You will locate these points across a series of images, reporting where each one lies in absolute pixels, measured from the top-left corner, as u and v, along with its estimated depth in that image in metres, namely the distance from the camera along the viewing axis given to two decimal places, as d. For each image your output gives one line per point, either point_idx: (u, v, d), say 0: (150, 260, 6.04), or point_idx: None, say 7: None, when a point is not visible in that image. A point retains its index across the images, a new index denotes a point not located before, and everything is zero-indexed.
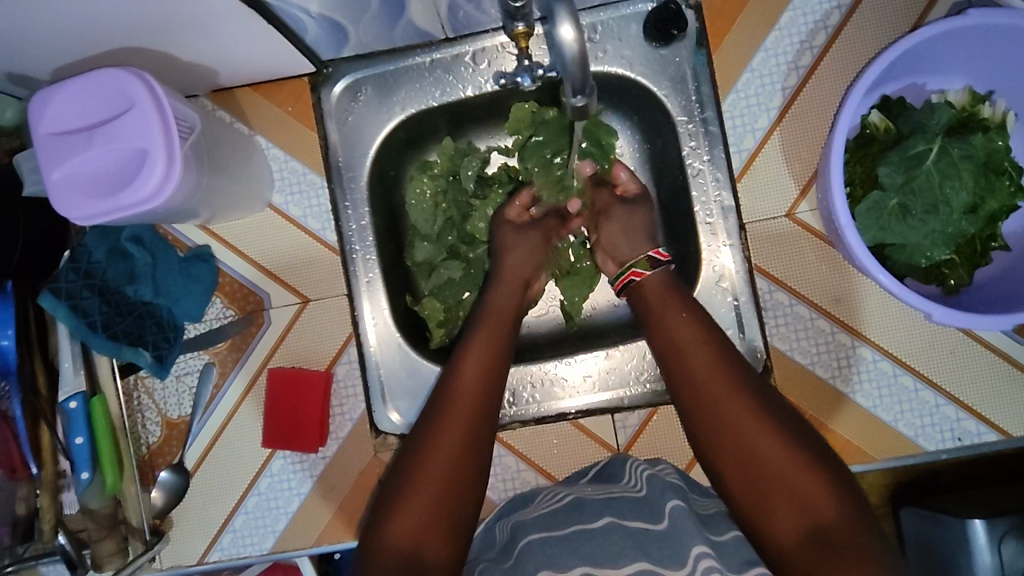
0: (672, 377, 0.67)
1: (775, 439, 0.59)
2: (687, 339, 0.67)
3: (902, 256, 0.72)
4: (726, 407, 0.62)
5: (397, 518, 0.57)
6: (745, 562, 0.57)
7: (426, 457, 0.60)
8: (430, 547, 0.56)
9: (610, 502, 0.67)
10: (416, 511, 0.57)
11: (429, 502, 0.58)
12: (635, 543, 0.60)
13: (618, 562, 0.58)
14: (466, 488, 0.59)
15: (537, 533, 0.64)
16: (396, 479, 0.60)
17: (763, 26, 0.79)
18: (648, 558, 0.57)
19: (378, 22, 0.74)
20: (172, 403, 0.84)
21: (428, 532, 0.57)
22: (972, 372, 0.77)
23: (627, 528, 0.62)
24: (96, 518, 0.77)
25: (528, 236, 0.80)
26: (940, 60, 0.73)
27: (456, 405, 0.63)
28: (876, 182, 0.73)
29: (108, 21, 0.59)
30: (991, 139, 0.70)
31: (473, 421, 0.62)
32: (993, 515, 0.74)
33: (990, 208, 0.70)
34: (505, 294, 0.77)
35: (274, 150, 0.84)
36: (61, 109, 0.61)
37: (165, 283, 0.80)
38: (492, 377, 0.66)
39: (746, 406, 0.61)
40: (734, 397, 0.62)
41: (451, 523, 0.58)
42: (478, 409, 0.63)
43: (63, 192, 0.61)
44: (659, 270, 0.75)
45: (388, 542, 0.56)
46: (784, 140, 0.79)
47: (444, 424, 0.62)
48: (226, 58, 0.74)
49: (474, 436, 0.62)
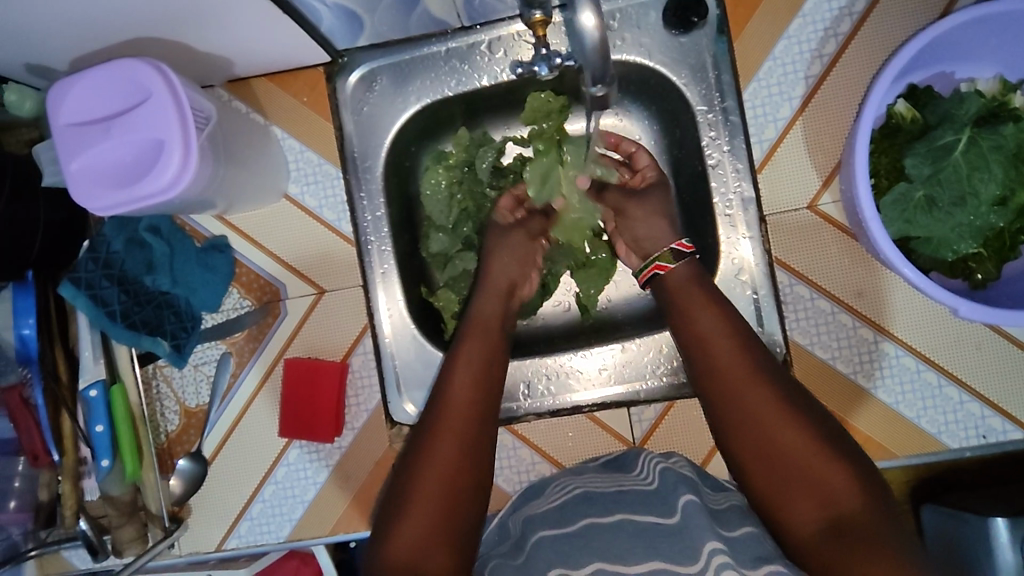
0: (695, 371, 0.66)
1: (797, 428, 0.59)
2: (707, 333, 0.66)
3: (927, 250, 0.70)
4: (745, 400, 0.61)
5: (402, 520, 0.59)
6: (756, 558, 0.56)
7: (429, 459, 0.62)
8: (433, 550, 0.57)
9: (621, 497, 0.66)
10: (422, 512, 0.59)
11: (434, 505, 0.59)
12: (647, 541, 0.59)
13: (630, 559, 0.57)
14: (468, 487, 0.61)
15: (548, 530, 0.64)
16: (401, 483, 0.62)
17: (786, 14, 0.77)
18: (661, 557, 0.57)
19: (394, 10, 0.73)
20: (190, 392, 0.84)
21: (437, 530, 0.58)
22: (998, 367, 0.75)
23: (638, 525, 0.61)
24: (116, 504, 0.79)
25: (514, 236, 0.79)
26: (971, 47, 0.70)
27: (454, 407, 0.65)
28: (901, 173, 0.71)
29: (124, 12, 0.59)
30: (1022, 129, 0.67)
31: (471, 426, 0.64)
32: (1018, 515, 0.72)
33: (1020, 201, 0.68)
34: (496, 293, 0.76)
35: (290, 140, 0.84)
36: (78, 100, 0.61)
37: (183, 274, 0.80)
38: (487, 382, 0.68)
39: (769, 399, 0.61)
40: (755, 390, 0.61)
41: (457, 523, 0.60)
42: (480, 402, 0.66)
43: (82, 184, 0.61)
44: (683, 262, 0.72)
45: (395, 540, 0.58)
46: (807, 130, 0.78)
47: (447, 421, 0.64)
48: (242, 48, 0.73)
49: (476, 448, 0.63)
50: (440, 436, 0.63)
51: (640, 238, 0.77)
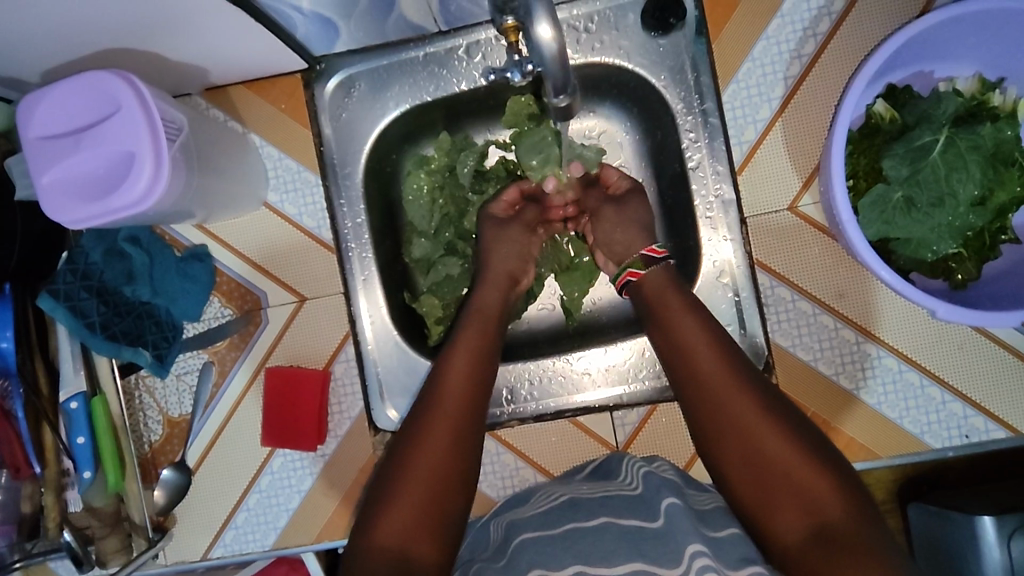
0: (678, 382, 0.66)
1: (781, 438, 0.59)
2: (694, 342, 0.65)
3: (907, 250, 0.70)
4: (731, 410, 0.61)
5: (388, 512, 0.58)
6: (741, 559, 0.56)
7: (417, 455, 0.61)
8: (416, 545, 0.57)
9: (605, 501, 0.66)
10: (407, 506, 0.59)
11: (420, 500, 0.59)
12: (631, 543, 0.59)
13: (613, 560, 0.57)
14: (455, 486, 0.61)
15: (531, 532, 0.64)
16: (384, 483, 0.61)
17: (764, 14, 0.77)
18: (643, 558, 0.56)
19: (369, 16, 0.73)
20: (173, 402, 0.84)
21: (420, 526, 0.58)
22: (980, 367, 0.75)
23: (623, 527, 0.61)
24: (99, 515, 0.79)
25: (507, 230, 0.79)
26: (949, 47, 0.70)
27: (444, 405, 0.64)
28: (880, 174, 0.71)
29: (93, 23, 0.59)
30: (1000, 129, 0.67)
31: (461, 422, 0.63)
32: (1003, 512, 0.73)
33: (999, 201, 0.68)
34: (490, 291, 0.75)
35: (268, 148, 0.84)
36: (47, 112, 0.61)
37: (163, 284, 0.80)
38: (478, 380, 0.67)
39: (752, 408, 0.61)
40: (740, 400, 0.61)
41: (442, 520, 0.59)
42: (472, 398, 0.65)
43: (53, 197, 0.61)
44: (656, 267, 0.72)
45: (378, 535, 0.58)
46: (787, 131, 0.77)
47: (437, 413, 0.63)
48: (217, 57, 0.73)
49: (466, 443, 0.63)
50: (427, 438, 0.62)
51: (610, 241, 0.78)
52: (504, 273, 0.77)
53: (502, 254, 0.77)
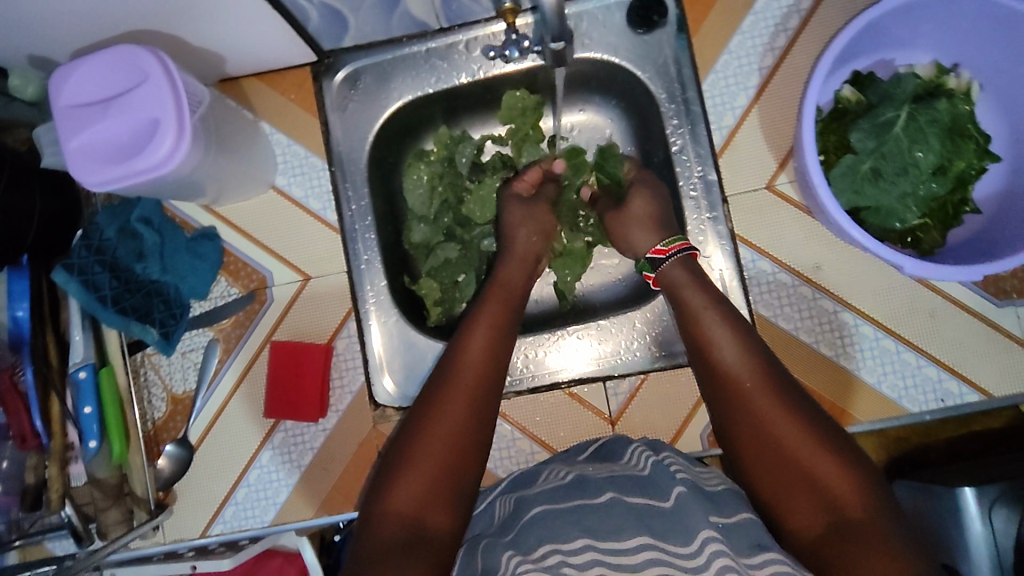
0: (699, 368, 0.67)
1: (797, 428, 0.59)
2: (723, 347, 0.65)
3: (877, 219, 0.75)
4: (751, 398, 0.61)
5: (399, 485, 0.59)
6: (753, 546, 0.55)
7: (432, 425, 0.62)
8: (428, 513, 0.58)
9: (612, 479, 0.64)
10: (420, 476, 0.59)
11: (434, 468, 0.60)
12: (629, 507, 0.60)
13: (621, 535, 0.56)
14: (472, 453, 0.62)
15: (540, 506, 0.63)
16: (397, 453, 0.62)
17: (739, 11, 0.84)
18: (650, 533, 0.56)
19: (376, 10, 0.79)
20: (177, 379, 0.87)
21: (431, 500, 0.59)
22: (953, 334, 0.80)
23: (630, 504, 0.60)
24: (102, 487, 0.80)
25: (536, 208, 0.81)
26: (906, 35, 0.77)
27: (460, 379, 0.65)
28: (848, 149, 0.76)
29: (125, 6, 0.64)
30: (955, 104, 0.74)
31: (476, 393, 0.64)
32: (983, 482, 0.71)
33: (958, 169, 0.74)
34: (514, 267, 0.77)
35: (277, 135, 0.89)
36: (81, 81, 0.65)
37: (173, 261, 0.84)
38: (497, 354, 0.68)
39: (770, 398, 0.61)
40: (761, 390, 0.61)
41: (456, 490, 0.60)
42: (487, 372, 0.66)
43: (81, 160, 0.65)
44: (671, 261, 0.74)
45: (391, 505, 0.59)
46: (762, 117, 0.84)
47: (455, 385, 0.64)
48: (236, 46, 0.79)
49: (481, 415, 0.63)
50: (441, 408, 0.63)
51: (633, 219, 0.78)
52: (528, 253, 0.79)
53: (526, 233, 0.79)
